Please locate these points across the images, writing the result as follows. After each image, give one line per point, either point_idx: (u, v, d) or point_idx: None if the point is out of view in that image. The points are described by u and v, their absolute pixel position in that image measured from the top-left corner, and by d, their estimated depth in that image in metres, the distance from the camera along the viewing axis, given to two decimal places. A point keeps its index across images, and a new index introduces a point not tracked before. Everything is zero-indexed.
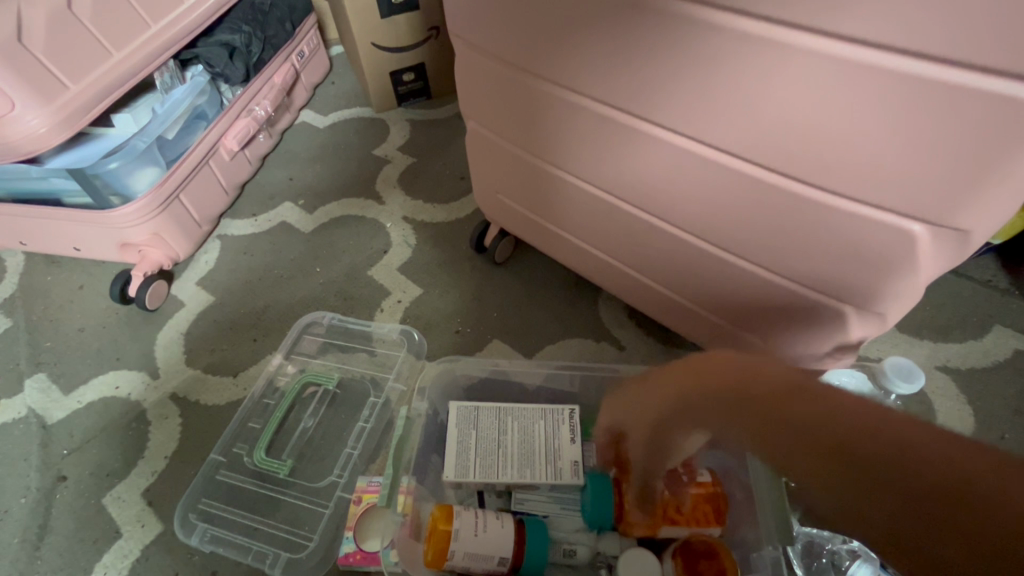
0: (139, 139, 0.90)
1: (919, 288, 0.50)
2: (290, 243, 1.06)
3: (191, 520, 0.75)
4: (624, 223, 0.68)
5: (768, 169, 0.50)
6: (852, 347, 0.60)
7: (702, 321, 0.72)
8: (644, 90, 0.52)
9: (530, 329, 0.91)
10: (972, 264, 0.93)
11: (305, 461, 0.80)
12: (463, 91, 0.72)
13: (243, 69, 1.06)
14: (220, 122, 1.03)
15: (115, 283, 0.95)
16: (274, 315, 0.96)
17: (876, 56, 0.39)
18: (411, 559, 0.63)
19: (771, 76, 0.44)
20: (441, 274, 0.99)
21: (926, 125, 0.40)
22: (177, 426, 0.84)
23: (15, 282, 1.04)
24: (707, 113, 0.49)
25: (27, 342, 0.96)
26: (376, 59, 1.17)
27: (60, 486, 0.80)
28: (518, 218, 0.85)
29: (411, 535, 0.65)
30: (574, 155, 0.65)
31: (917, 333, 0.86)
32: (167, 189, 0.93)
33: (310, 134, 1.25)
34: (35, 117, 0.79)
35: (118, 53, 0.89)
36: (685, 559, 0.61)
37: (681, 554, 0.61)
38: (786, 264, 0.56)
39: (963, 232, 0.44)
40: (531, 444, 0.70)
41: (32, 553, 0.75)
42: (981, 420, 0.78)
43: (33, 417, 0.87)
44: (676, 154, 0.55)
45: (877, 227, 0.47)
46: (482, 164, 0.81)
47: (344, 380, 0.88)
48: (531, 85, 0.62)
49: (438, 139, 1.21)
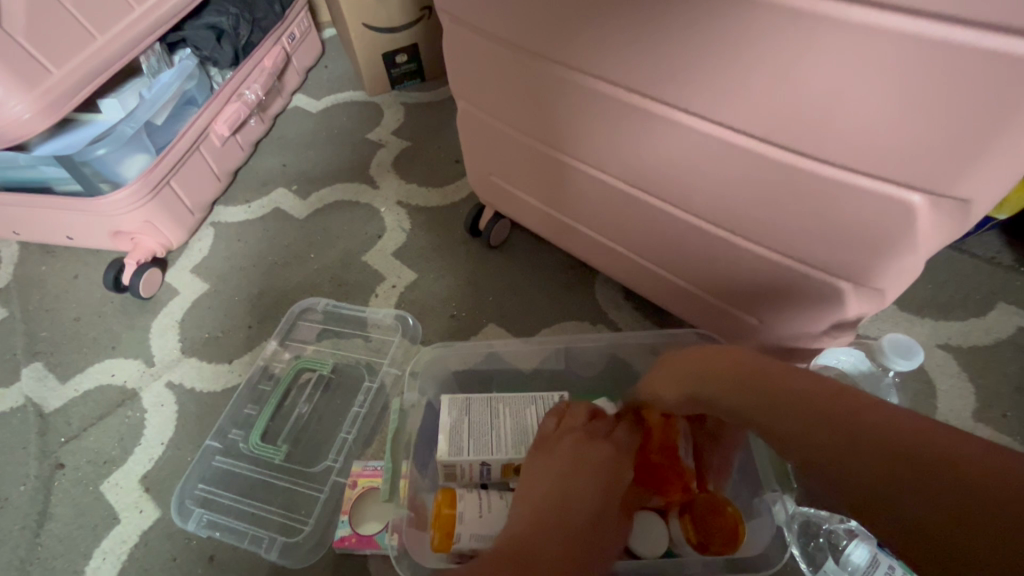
0: (126, 125, 0.89)
1: (919, 259, 0.49)
2: (283, 229, 1.05)
3: (188, 506, 0.75)
4: (618, 204, 0.67)
5: (763, 141, 0.49)
6: (851, 324, 0.59)
7: (697, 302, 0.71)
8: (637, 60, 0.50)
9: (525, 311, 0.90)
10: (977, 241, 0.91)
11: (300, 447, 0.80)
12: (454, 70, 0.70)
13: (231, 52, 1.05)
14: (209, 107, 1.01)
15: (108, 271, 0.95)
16: (270, 301, 0.95)
17: (875, 16, 0.37)
18: (419, 547, 0.63)
19: (762, 44, 0.43)
20: (435, 259, 0.98)
21: (926, 90, 0.38)
22: (173, 414, 0.84)
23: (10, 272, 1.04)
24: (699, 83, 0.48)
25: (23, 331, 0.96)
26: (368, 40, 1.15)
27: (58, 473, 0.80)
28: (512, 200, 0.83)
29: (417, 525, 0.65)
30: (565, 131, 0.63)
31: (918, 311, 0.85)
32: (156, 174, 0.92)
33: (303, 119, 1.23)
34: (19, 103, 0.77)
35: (103, 36, 0.87)
36: (694, 518, 0.61)
37: (690, 517, 0.61)
38: (780, 241, 0.55)
39: (964, 202, 0.43)
40: (524, 426, 0.68)
41: (32, 540, 0.75)
42: (983, 398, 0.77)
43: (30, 406, 0.87)
44: (671, 127, 0.54)
45: (873, 199, 0.46)
46: (474, 144, 0.79)
47: (338, 366, 0.88)
48: (520, 60, 0.60)
49: (432, 121, 1.19)
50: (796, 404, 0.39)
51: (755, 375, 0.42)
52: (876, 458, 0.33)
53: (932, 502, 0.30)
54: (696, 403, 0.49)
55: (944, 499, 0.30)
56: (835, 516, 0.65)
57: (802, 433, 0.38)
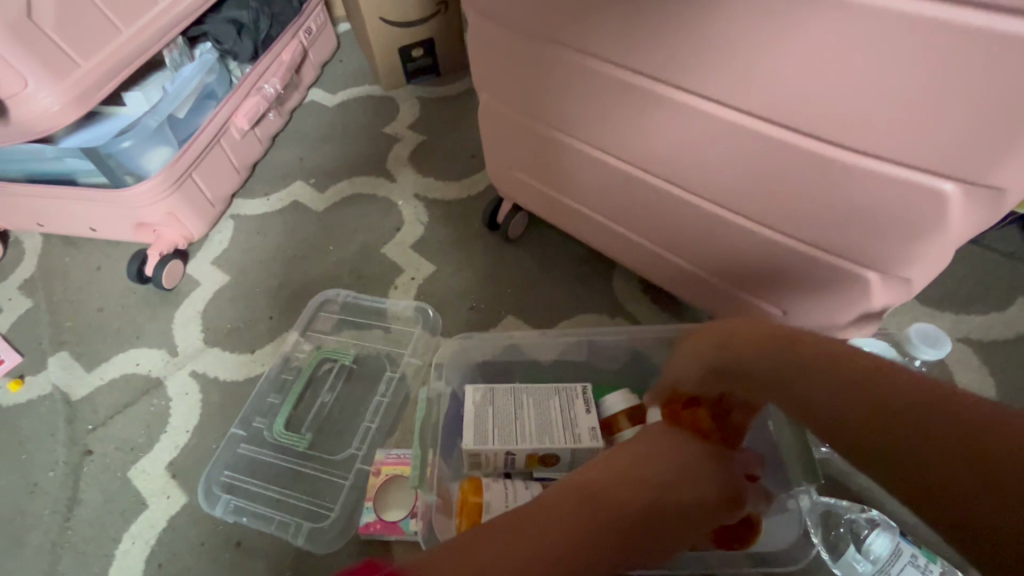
0: (151, 117, 0.91)
1: (950, 247, 0.49)
2: (302, 222, 1.06)
3: (215, 492, 0.77)
4: (641, 196, 0.68)
5: (792, 130, 0.49)
6: (875, 315, 0.59)
7: (720, 293, 0.71)
8: (664, 49, 0.51)
9: (544, 303, 0.91)
10: (997, 235, 0.91)
11: (324, 435, 0.81)
12: (475, 62, 0.70)
13: (252, 46, 1.06)
14: (230, 100, 1.02)
15: (132, 262, 0.96)
16: (290, 293, 0.96)
17: (915, 4, 0.37)
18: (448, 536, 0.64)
19: (796, 34, 0.43)
20: (454, 251, 0.98)
21: (965, 78, 0.38)
22: (197, 403, 0.86)
23: (34, 263, 1.06)
24: (727, 73, 0.48)
25: (48, 321, 0.97)
26: (384, 34, 1.16)
27: (86, 459, 0.82)
28: (531, 192, 0.84)
29: (445, 513, 0.66)
30: (589, 122, 0.64)
31: (938, 305, 0.85)
32: (179, 167, 0.94)
33: (319, 113, 1.24)
34: (48, 96, 0.79)
35: (127, 29, 0.88)
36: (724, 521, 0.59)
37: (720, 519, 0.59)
38: (807, 231, 0.55)
39: (998, 190, 0.43)
40: (548, 416, 0.68)
41: (63, 524, 0.77)
42: (1003, 392, 0.77)
43: (57, 394, 0.89)
44: (696, 116, 0.54)
45: (904, 188, 0.46)
46: (494, 136, 0.79)
47: (360, 356, 0.89)
48: (543, 49, 0.60)
49: (447, 116, 1.19)
50: (818, 367, 0.39)
51: (778, 342, 0.43)
52: (899, 427, 0.34)
53: (947, 475, 0.31)
54: (713, 377, 0.51)
55: (958, 471, 0.31)
56: (856, 507, 0.67)
57: (823, 397, 0.38)
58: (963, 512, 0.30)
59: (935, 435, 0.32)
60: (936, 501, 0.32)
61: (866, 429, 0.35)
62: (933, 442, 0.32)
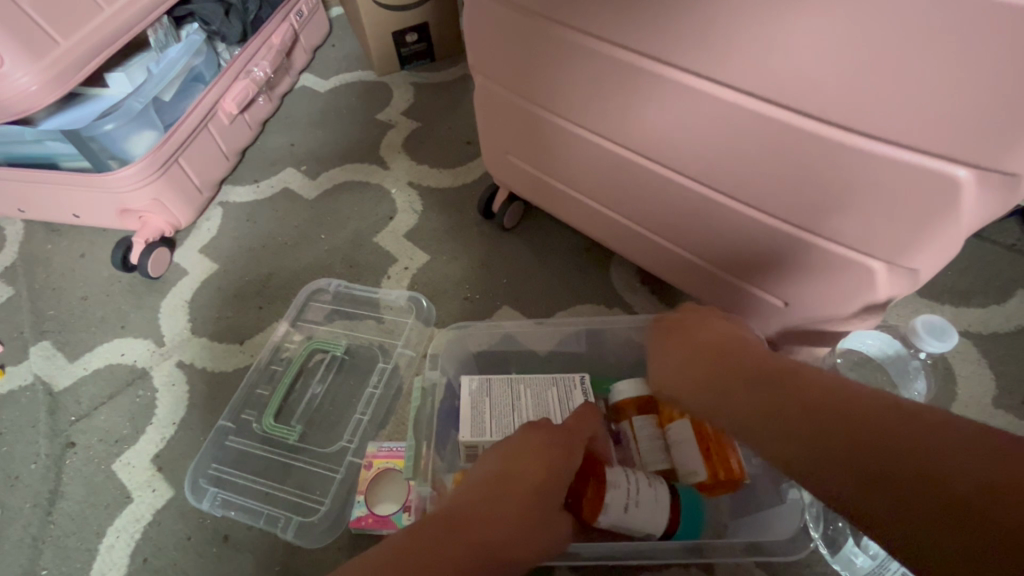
0: (136, 99, 0.87)
1: (960, 235, 0.47)
2: (293, 210, 1.03)
3: (202, 485, 0.74)
4: (640, 182, 0.66)
5: (798, 114, 0.47)
6: (880, 306, 0.58)
7: (720, 284, 0.70)
8: (664, 28, 0.49)
9: (539, 294, 0.89)
10: (997, 228, 0.90)
11: (314, 427, 0.79)
12: (470, 43, 0.68)
13: (241, 28, 1.03)
14: (218, 83, 0.99)
15: (117, 250, 0.94)
16: (280, 282, 0.94)
17: None
18: None
19: (805, 8, 0.41)
20: (448, 240, 0.96)
21: (979, 55, 0.37)
22: (184, 393, 0.84)
23: (15, 250, 1.03)
24: (730, 52, 0.47)
25: (30, 310, 0.94)
26: (377, 18, 1.12)
27: (69, 452, 0.80)
28: (527, 179, 0.82)
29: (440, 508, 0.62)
30: (586, 106, 0.62)
31: (937, 298, 0.84)
32: (165, 151, 0.91)
33: (311, 98, 1.21)
34: (25, 75, 0.75)
35: (108, 7, 0.84)
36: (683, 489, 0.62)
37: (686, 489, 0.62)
38: (811, 220, 0.54)
39: (1012, 176, 0.42)
40: (545, 408, 0.67)
41: (45, 518, 0.75)
42: (1002, 385, 0.77)
43: (39, 384, 0.86)
44: (697, 99, 0.52)
45: (915, 174, 0.45)
46: (490, 121, 0.77)
47: (351, 347, 0.87)
48: (540, 29, 0.58)
49: (442, 102, 1.17)
50: (798, 397, 0.40)
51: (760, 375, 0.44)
52: (878, 459, 0.34)
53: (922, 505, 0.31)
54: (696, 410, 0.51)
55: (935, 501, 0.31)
56: None
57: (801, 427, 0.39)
58: (942, 525, 0.30)
59: (913, 463, 0.32)
60: (907, 523, 0.31)
61: (845, 454, 0.35)
62: (911, 469, 0.32)
